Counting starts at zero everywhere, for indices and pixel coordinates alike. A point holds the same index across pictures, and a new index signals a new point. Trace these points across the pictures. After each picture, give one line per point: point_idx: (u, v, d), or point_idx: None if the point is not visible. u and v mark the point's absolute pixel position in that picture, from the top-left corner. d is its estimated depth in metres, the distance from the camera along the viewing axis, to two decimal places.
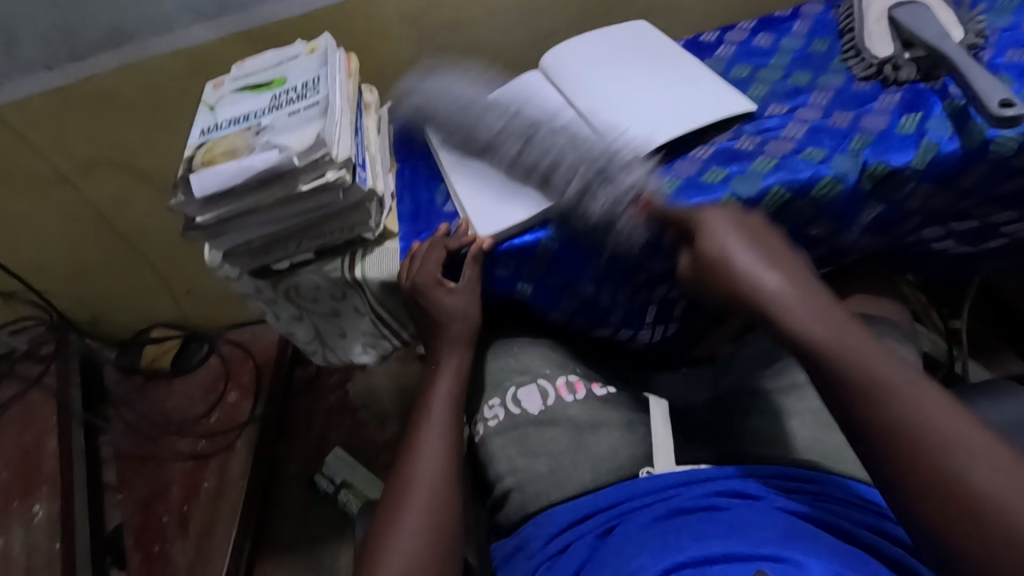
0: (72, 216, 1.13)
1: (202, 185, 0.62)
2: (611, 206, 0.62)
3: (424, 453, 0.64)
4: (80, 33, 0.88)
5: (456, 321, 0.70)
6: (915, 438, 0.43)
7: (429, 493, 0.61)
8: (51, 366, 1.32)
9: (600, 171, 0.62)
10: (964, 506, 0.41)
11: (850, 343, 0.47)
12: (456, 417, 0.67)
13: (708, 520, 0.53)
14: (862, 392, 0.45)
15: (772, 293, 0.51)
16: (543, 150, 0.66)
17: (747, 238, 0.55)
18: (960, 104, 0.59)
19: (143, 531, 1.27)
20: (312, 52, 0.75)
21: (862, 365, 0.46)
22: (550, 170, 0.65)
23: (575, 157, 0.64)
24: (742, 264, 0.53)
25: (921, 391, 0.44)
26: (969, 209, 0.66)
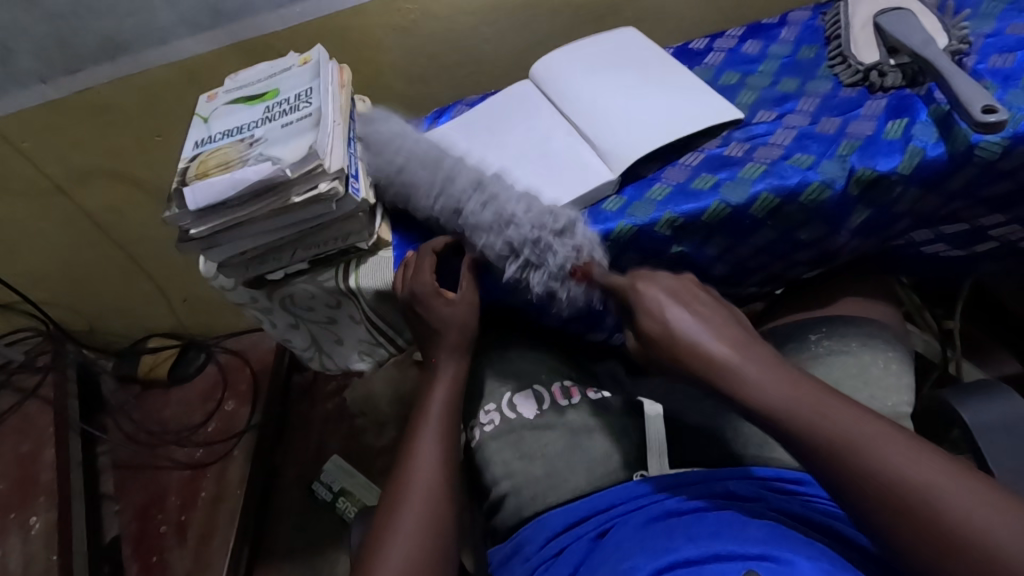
0: (69, 227, 1.14)
1: (196, 198, 0.63)
2: (548, 283, 0.64)
3: (420, 460, 0.64)
4: (74, 45, 0.89)
5: (452, 332, 0.69)
6: (899, 486, 0.42)
7: (425, 498, 0.61)
8: (47, 376, 1.31)
9: (552, 229, 0.63)
10: (960, 546, 0.40)
11: (807, 402, 0.46)
12: (451, 423, 0.68)
13: (702, 520, 0.54)
14: (836, 450, 0.44)
15: (720, 359, 0.49)
16: (483, 207, 0.65)
17: (685, 298, 0.54)
18: (944, 110, 0.61)
19: (141, 540, 1.27)
20: (305, 62, 0.76)
21: (829, 422, 0.45)
22: (487, 234, 0.65)
23: (514, 217, 0.64)
24: (688, 329, 0.51)
25: (881, 433, 0.44)
26: (957, 212, 0.67)
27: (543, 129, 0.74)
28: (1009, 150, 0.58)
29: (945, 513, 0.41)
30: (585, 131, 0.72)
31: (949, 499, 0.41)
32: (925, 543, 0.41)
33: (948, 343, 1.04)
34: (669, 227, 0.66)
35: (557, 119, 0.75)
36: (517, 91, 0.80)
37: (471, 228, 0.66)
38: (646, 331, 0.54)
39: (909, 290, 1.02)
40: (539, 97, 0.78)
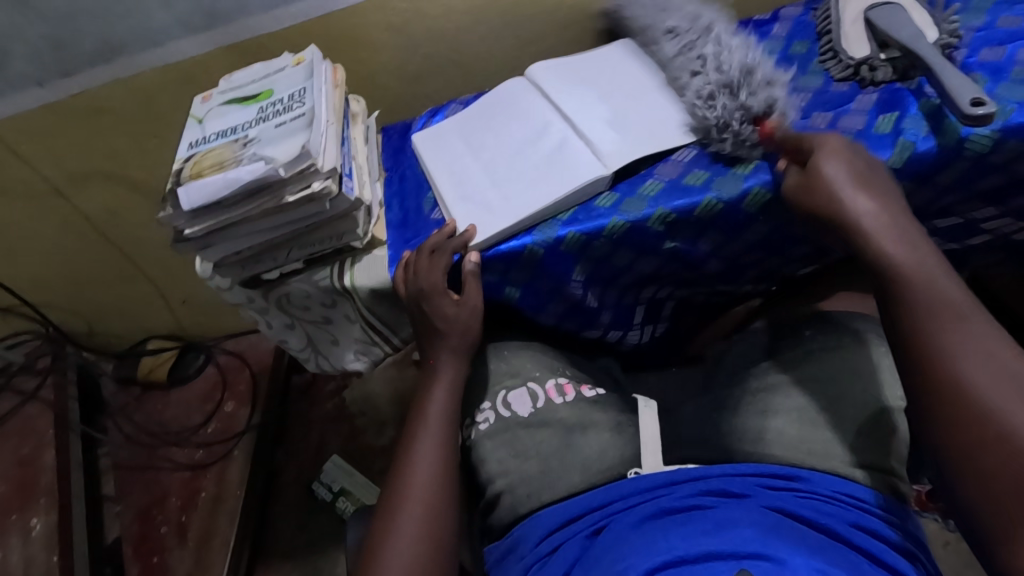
0: (67, 229, 1.14)
1: (190, 198, 0.63)
2: (731, 112, 0.66)
3: (420, 459, 0.64)
4: (68, 48, 0.89)
5: (454, 335, 0.70)
6: (960, 374, 0.48)
7: (426, 501, 0.61)
8: (47, 378, 1.31)
9: (754, 75, 0.67)
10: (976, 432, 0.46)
11: (916, 264, 0.53)
12: (452, 426, 0.68)
13: (696, 518, 0.54)
14: (927, 317, 0.51)
15: (862, 218, 0.55)
16: (699, 46, 0.73)
17: (849, 162, 0.57)
18: (934, 104, 0.61)
19: (142, 541, 1.28)
20: (299, 62, 0.76)
21: (938, 297, 0.51)
22: (700, 66, 0.71)
23: (729, 58, 0.69)
24: (837, 186, 0.56)
25: (983, 330, 0.49)
26: (949, 206, 0.66)
27: (537, 127, 0.75)
28: (1000, 142, 0.57)
29: (991, 418, 0.46)
30: (577, 129, 0.72)
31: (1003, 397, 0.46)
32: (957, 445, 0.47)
33: None
34: (662, 223, 0.66)
35: (551, 117, 0.75)
36: (509, 90, 0.81)
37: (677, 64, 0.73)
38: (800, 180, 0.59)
39: None
40: (531, 95, 0.79)
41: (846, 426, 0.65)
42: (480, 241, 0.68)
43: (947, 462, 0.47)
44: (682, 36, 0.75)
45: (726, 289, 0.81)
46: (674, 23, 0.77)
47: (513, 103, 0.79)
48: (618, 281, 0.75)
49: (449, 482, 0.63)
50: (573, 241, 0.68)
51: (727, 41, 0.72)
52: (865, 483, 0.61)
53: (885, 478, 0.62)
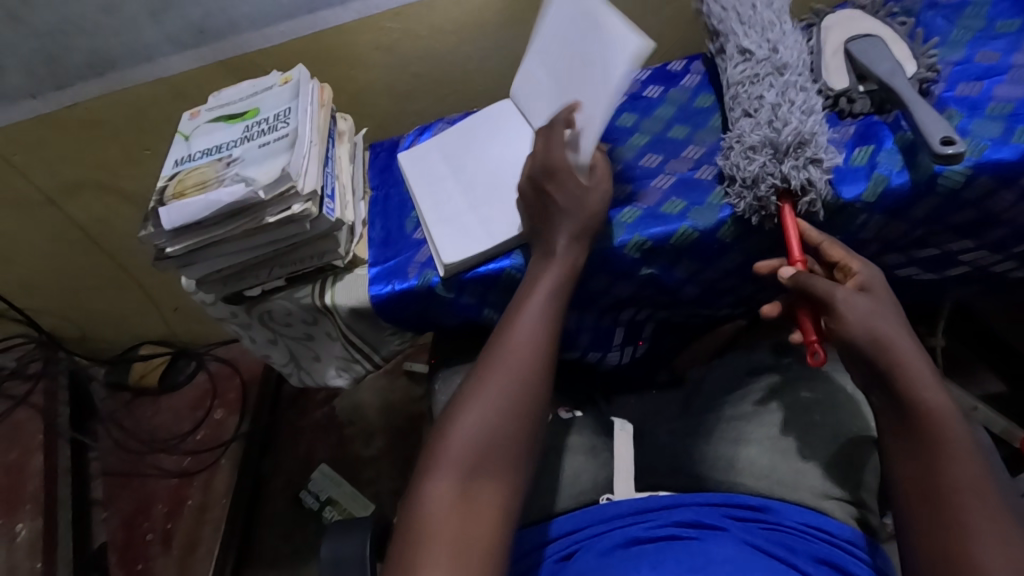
0: (60, 237, 1.15)
1: (171, 218, 0.64)
2: (765, 172, 0.62)
3: (506, 356, 0.60)
4: (62, 62, 0.90)
5: (575, 215, 0.63)
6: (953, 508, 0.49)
7: (500, 395, 0.58)
8: (36, 384, 1.33)
9: (805, 149, 0.61)
10: (948, 551, 0.48)
11: (939, 426, 0.51)
12: (547, 327, 0.61)
13: (666, 549, 0.54)
14: (926, 471, 0.51)
15: (900, 362, 0.53)
16: (785, 96, 0.65)
17: (883, 306, 0.55)
18: (908, 138, 0.62)
19: (126, 548, 1.29)
20: (286, 81, 0.77)
21: (944, 456, 0.50)
22: (752, 112, 0.66)
23: (785, 114, 0.63)
24: (878, 324, 0.54)
25: (981, 501, 0.48)
26: (925, 237, 0.66)
27: (516, 153, 0.76)
28: (972, 178, 0.58)
29: (959, 533, 0.48)
30: None
31: (1001, 553, 0.46)
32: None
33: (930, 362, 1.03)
34: (638, 250, 0.67)
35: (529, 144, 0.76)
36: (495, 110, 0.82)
37: (733, 98, 0.68)
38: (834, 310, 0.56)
39: None
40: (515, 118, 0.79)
41: (815, 458, 0.66)
42: (455, 265, 0.69)
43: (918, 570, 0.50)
44: (753, 66, 0.68)
45: (706, 312, 0.81)
46: (751, 44, 0.69)
47: (497, 124, 0.80)
48: (597, 304, 0.75)
49: (534, 382, 0.59)
50: None
51: (800, 92, 0.65)
52: (841, 517, 0.62)
53: (852, 510, 0.63)
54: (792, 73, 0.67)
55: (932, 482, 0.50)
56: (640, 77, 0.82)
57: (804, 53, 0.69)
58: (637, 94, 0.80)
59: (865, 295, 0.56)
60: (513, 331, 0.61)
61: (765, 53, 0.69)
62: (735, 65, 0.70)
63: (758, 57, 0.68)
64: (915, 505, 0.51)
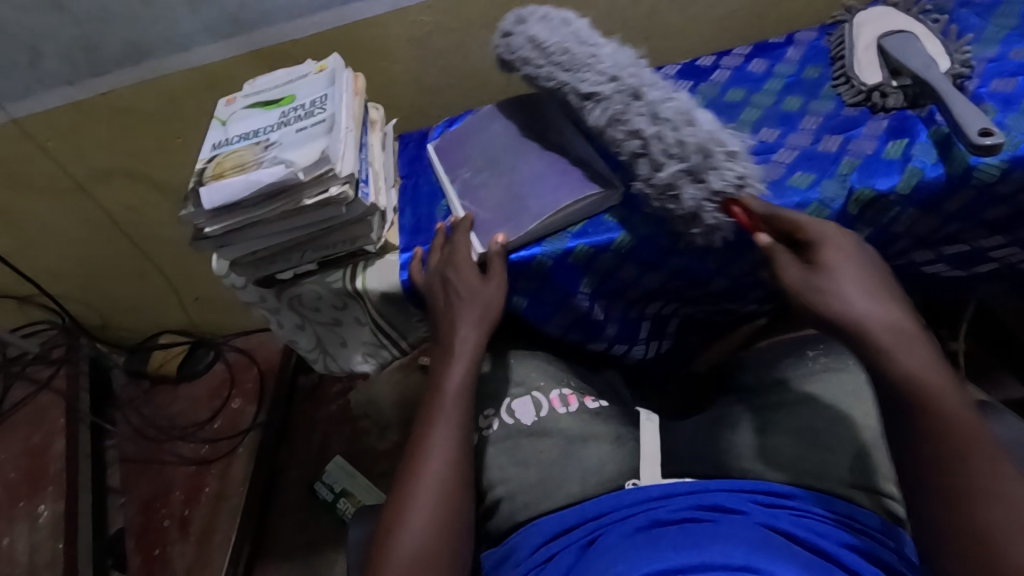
0: (87, 224, 1.17)
1: (211, 197, 0.65)
2: (702, 199, 0.62)
3: (437, 443, 0.61)
4: (99, 49, 0.92)
5: (475, 306, 0.66)
6: (962, 476, 0.47)
7: (438, 489, 0.58)
8: (60, 368, 1.34)
9: (715, 152, 0.62)
10: (964, 521, 0.46)
11: (932, 391, 0.50)
12: (464, 406, 0.63)
13: (688, 530, 0.54)
14: (929, 440, 0.49)
15: (878, 332, 0.52)
16: (652, 120, 0.64)
17: (858, 279, 0.55)
18: (944, 132, 0.62)
19: (144, 533, 1.30)
20: (321, 70, 0.79)
21: (942, 428, 0.49)
22: (640, 148, 0.65)
23: (674, 139, 0.63)
24: (852, 299, 0.54)
25: (987, 466, 0.47)
26: (956, 233, 0.67)
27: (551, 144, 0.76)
28: (1007, 172, 0.58)
29: (970, 501, 0.46)
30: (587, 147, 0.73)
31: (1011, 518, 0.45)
32: (960, 553, 0.46)
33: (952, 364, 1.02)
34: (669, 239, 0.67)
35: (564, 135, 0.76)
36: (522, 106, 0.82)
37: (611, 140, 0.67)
38: (801, 286, 0.56)
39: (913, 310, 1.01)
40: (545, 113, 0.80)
41: (845, 450, 0.65)
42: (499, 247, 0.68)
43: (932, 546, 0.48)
44: (609, 104, 0.67)
45: (731, 307, 0.82)
46: (592, 86, 0.68)
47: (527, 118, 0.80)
48: (625, 295, 0.76)
49: (465, 464, 0.61)
50: (582, 254, 0.69)
51: (664, 107, 0.65)
52: (869, 507, 0.62)
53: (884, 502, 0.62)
54: (646, 92, 0.66)
55: (933, 454, 0.49)
56: (671, 72, 0.85)
57: (630, 61, 0.70)
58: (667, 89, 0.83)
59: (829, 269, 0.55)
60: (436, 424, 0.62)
61: (608, 82, 0.68)
62: (592, 112, 0.68)
63: (607, 94, 0.67)
64: (923, 461, 0.49)
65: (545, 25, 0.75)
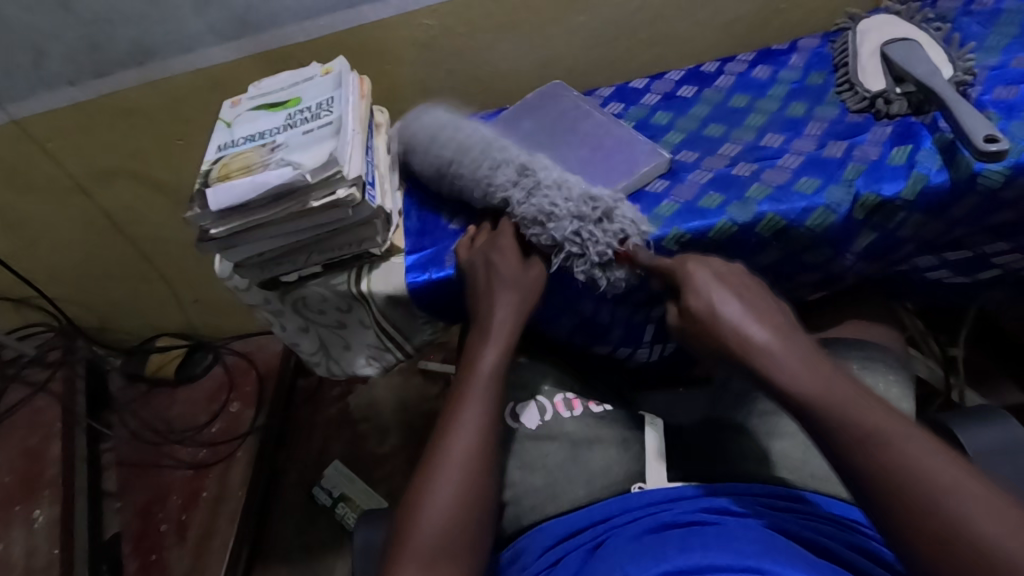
0: (88, 225, 1.16)
1: (217, 199, 0.65)
2: (591, 270, 0.66)
3: (467, 421, 0.60)
4: (103, 50, 0.92)
5: (515, 289, 0.66)
6: (891, 462, 0.46)
7: (465, 468, 0.58)
8: (57, 372, 1.34)
9: (590, 216, 0.65)
10: (918, 504, 0.44)
11: (823, 386, 0.50)
12: (497, 386, 0.63)
13: (695, 533, 0.54)
14: (846, 439, 0.48)
15: (760, 345, 0.53)
16: (528, 196, 0.68)
17: (734, 296, 0.57)
18: (948, 139, 0.62)
19: (141, 537, 1.29)
20: (327, 72, 0.78)
21: (852, 422, 0.48)
22: (532, 226, 0.67)
23: (554, 209, 0.66)
24: (730, 318, 0.55)
25: (906, 438, 0.46)
26: (960, 238, 0.67)
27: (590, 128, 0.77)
28: (1012, 178, 0.59)
29: (912, 483, 0.45)
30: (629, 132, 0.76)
31: (951, 482, 0.44)
32: (930, 549, 0.43)
33: (951, 370, 1.03)
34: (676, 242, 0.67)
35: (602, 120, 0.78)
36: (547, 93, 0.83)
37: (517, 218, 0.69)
38: (689, 313, 0.58)
39: (913, 315, 1.02)
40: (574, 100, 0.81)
41: None
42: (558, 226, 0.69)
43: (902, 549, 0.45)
44: (494, 191, 0.71)
45: None
46: (486, 172, 0.72)
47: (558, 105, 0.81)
48: (631, 300, 0.76)
49: (494, 446, 0.60)
50: None
51: (538, 183, 0.68)
52: None
53: None
54: (528, 169, 0.70)
55: (855, 450, 0.47)
56: (675, 78, 0.85)
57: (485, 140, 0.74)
58: (671, 95, 0.83)
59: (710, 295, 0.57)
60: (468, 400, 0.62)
61: (497, 163, 0.71)
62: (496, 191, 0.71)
63: (497, 181, 0.70)
64: (846, 458, 0.48)
65: (430, 121, 0.79)
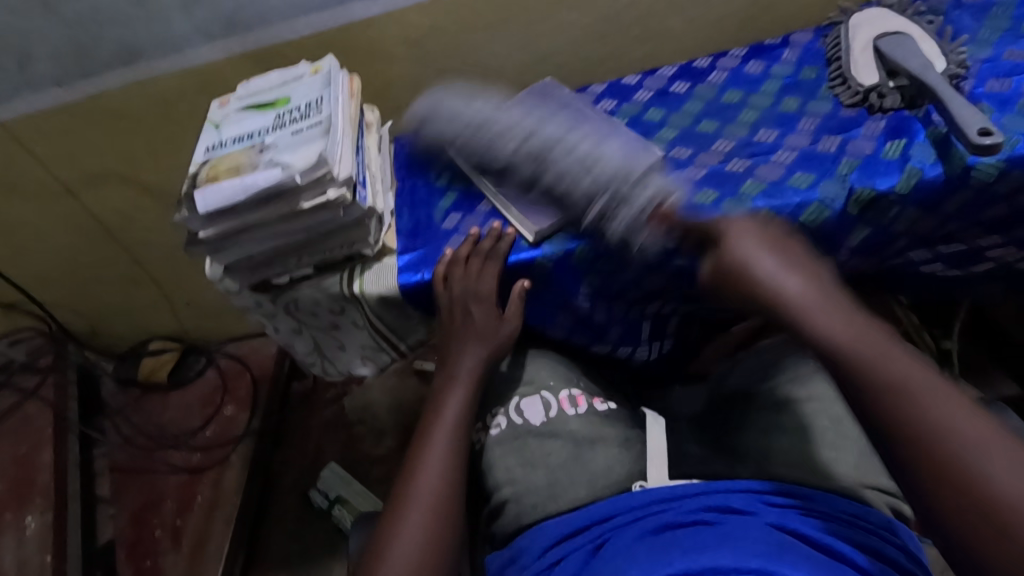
0: (76, 229, 1.15)
1: (205, 201, 0.64)
2: (628, 228, 0.63)
3: (432, 463, 0.63)
4: (88, 51, 0.90)
5: (485, 342, 0.70)
6: (914, 412, 0.47)
7: (430, 509, 0.60)
8: (47, 377, 1.32)
9: (628, 177, 0.63)
10: (940, 451, 0.46)
11: (857, 335, 0.52)
12: (462, 429, 0.66)
13: (697, 534, 0.54)
14: (869, 386, 0.50)
15: (790, 296, 0.55)
16: (564, 157, 0.66)
17: (768, 246, 0.58)
18: (942, 133, 0.62)
19: (135, 543, 1.27)
20: (316, 72, 0.77)
21: (879, 372, 0.50)
22: (572, 184, 0.65)
23: (591, 169, 0.64)
24: (762, 267, 0.57)
25: (929, 385, 0.48)
26: (954, 232, 0.67)
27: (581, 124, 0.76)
28: (1005, 172, 0.59)
29: (938, 432, 0.46)
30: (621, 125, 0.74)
31: (975, 434, 0.46)
32: (949, 495, 0.45)
33: (945, 363, 1.03)
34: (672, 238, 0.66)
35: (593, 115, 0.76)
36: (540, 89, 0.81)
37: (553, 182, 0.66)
38: (720, 269, 0.59)
39: (908, 310, 1.02)
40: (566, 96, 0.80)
41: (848, 448, 0.68)
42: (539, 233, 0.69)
43: (922, 496, 0.46)
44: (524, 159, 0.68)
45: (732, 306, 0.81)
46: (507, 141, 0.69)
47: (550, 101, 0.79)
48: (626, 296, 0.76)
49: (459, 485, 0.63)
50: (583, 255, 0.70)
51: (568, 148, 0.67)
52: (877, 507, 0.63)
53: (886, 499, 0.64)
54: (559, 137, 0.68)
55: (882, 401, 0.49)
56: (668, 73, 0.85)
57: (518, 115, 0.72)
58: (664, 91, 0.83)
59: (752, 249, 0.58)
60: (433, 445, 0.64)
61: (516, 133, 0.69)
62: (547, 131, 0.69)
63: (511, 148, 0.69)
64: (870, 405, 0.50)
65: (448, 96, 0.77)
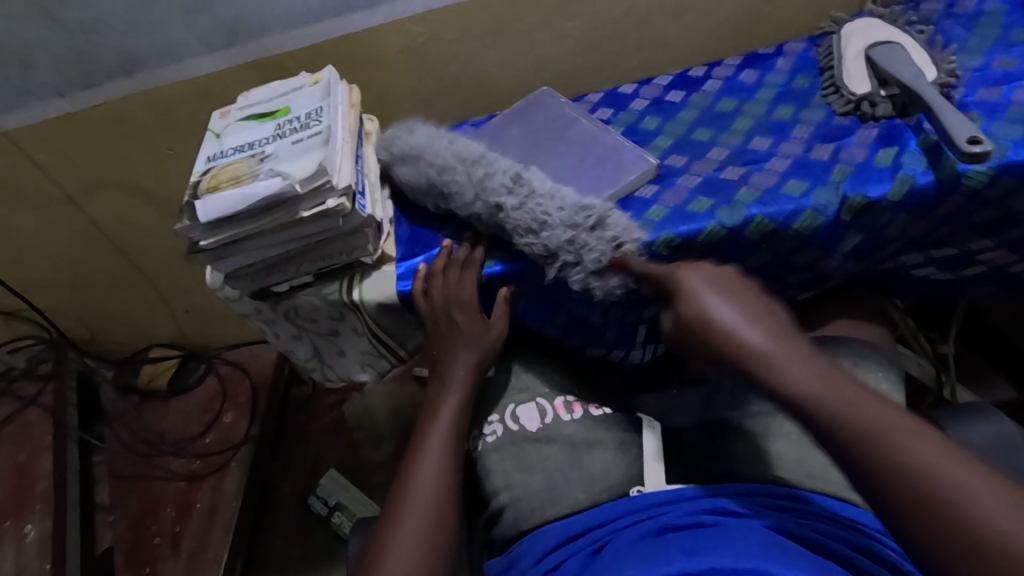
0: (77, 236, 1.16)
1: (207, 210, 0.65)
2: (587, 278, 0.66)
3: (427, 466, 0.64)
4: (90, 61, 0.91)
5: (475, 347, 0.71)
6: (911, 468, 0.43)
7: (427, 511, 0.61)
8: (47, 384, 1.32)
9: (584, 224, 0.65)
10: (947, 510, 0.41)
11: (832, 390, 0.47)
12: (457, 434, 0.67)
13: (694, 535, 0.55)
14: (853, 445, 0.45)
15: (756, 349, 0.49)
16: (522, 203, 0.67)
17: (723, 292, 0.53)
18: (933, 141, 0.63)
19: (134, 550, 1.27)
20: (317, 82, 0.78)
21: (865, 426, 0.45)
22: (527, 234, 0.67)
23: (547, 217, 0.66)
24: (720, 317, 0.52)
25: (908, 430, 0.44)
26: (945, 237, 0.68)
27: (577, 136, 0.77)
28: (996, 178, 0.60)
29: (939, 488, 0.42)
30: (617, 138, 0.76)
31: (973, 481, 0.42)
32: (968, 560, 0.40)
33: (941, 367, 1.04)
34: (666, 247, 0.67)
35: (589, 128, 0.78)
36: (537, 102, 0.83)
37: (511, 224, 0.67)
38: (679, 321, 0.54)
39: (904, 314, 1.03)
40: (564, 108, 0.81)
41: None
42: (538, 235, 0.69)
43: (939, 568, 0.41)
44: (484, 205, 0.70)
45: None
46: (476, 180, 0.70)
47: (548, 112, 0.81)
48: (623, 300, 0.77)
49: (455, 487, 0.63)
50: None
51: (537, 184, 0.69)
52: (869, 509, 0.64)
53: None
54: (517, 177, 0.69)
55: (875, 459, 0.44)
56: (663, 83, 0.86)
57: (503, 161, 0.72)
58: (660, 99, 0.84)
59: (711, 301, 0.53)
60: (427, 451, 0.65)
61: (495, 170, 0.70)
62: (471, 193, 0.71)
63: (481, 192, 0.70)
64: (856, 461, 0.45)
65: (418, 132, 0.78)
